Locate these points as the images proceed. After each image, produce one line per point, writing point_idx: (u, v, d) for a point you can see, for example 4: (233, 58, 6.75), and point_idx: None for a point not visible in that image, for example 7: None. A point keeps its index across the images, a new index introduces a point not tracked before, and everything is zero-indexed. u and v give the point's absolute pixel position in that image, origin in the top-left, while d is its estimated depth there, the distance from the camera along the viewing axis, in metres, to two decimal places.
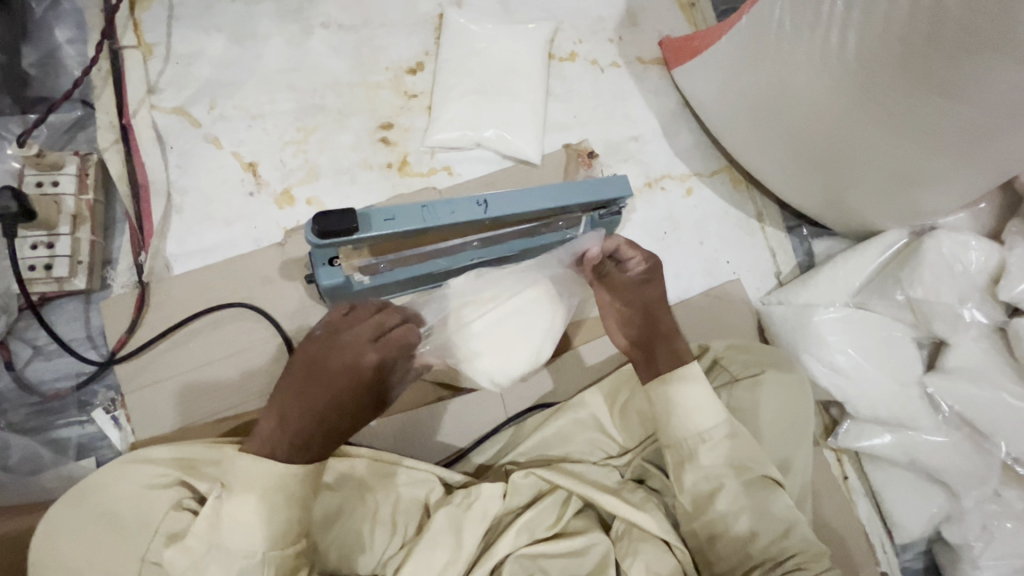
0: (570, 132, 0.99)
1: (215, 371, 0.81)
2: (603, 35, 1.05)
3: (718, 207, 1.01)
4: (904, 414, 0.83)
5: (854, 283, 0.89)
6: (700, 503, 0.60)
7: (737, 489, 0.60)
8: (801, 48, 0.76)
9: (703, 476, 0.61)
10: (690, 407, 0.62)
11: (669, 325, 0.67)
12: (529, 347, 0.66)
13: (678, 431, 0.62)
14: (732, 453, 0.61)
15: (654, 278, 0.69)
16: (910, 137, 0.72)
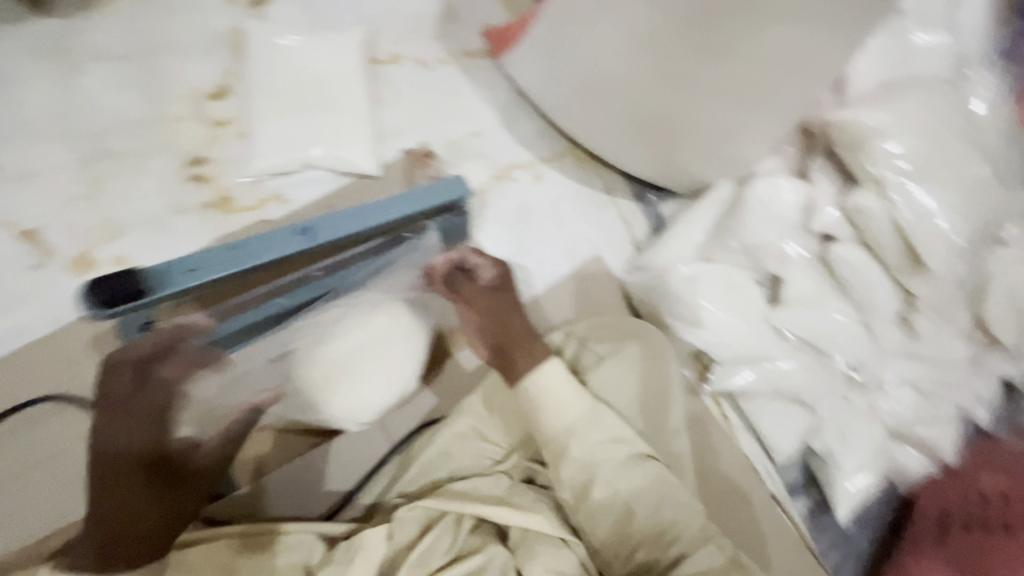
0: (405, 136, 0.95)
1: (41, 477, 0.71)
2: (424, 32, 1.02)
3: (568, 189, 1.03)
4: (757, 350, 0.92)
5: (696, 237, 0.96)
6: (583, 494, 0.61)
7: (612, 473, 0.61)
8: (601, 29, 0.80)
9: (577, 468, 0.62)
10: (553, 403, 0.64)
11: (523, 328, 0.69)
12: (392, 379, 0.73)
13: (546, 426, 0.64)
14: (600, 439, 0.63)
15: (505, 284, 0.71)
16: (710, 98, 0.79)
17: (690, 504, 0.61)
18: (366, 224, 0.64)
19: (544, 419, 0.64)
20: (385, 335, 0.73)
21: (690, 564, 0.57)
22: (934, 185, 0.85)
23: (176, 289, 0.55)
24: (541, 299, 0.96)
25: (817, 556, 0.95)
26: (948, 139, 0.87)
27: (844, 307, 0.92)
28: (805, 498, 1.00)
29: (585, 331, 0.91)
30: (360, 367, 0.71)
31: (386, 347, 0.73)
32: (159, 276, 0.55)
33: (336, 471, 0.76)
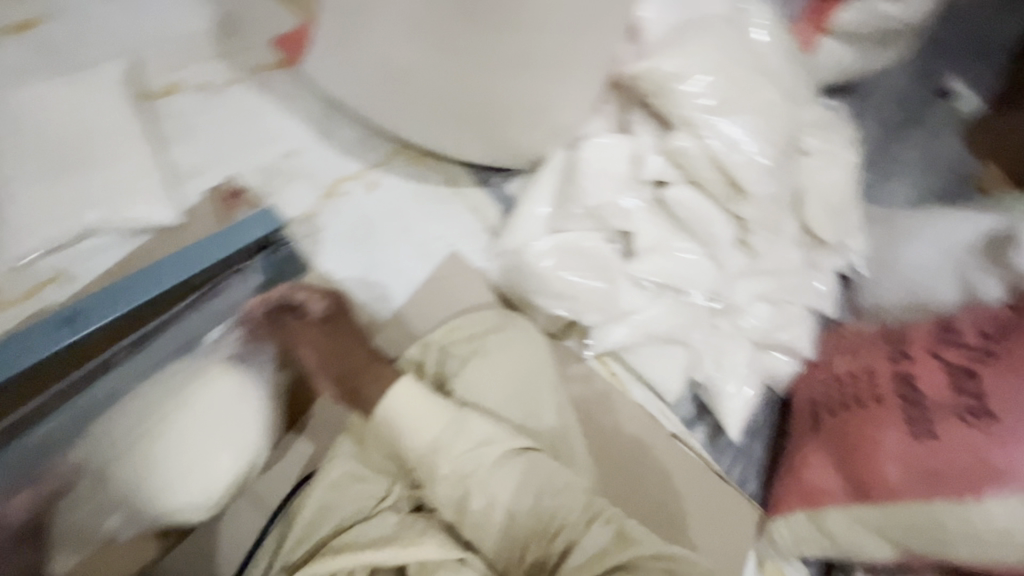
0: (206, 173, 0.86)
1: None
2: (202, 52, 0.91)
3: (406, 190, 0.98)
4: (621, 305, 0.95)
5: (544, 212, 0.96)
6: (462, 508, 0.60)
7: (486, 481, 0.59)
8: (381, 18, 0.75)
9: (450, 483, 0.60)
10: (409, 422, 0.61)
11: (364, 356, 0.70)
12: (235, 443, 0.65)
13: (410, 447, 0.61)
14: (466, 445, 0.60)
15: (337, 317, 0.74)
16: (508, 71, 0.77)
17: (571, 487, 0.61)
18: (155, 290, 0.57)
19: (406, 441, 0.62)
20: (222, 410, 0.65)
21: (578, 547, 0.57)
22: (735, 117, 0.91)
23: None
24: (406, 310, 0.92)
25: (722, 477, 1.05)
26: (737, 71, 0.93)
27: (690, 245, 0.98)
28: (702, 426, 1.07)
29: (443, 338, 0.84)
30: (193, 453, 0.63)
31: (226, 424, 0.65)
32: None
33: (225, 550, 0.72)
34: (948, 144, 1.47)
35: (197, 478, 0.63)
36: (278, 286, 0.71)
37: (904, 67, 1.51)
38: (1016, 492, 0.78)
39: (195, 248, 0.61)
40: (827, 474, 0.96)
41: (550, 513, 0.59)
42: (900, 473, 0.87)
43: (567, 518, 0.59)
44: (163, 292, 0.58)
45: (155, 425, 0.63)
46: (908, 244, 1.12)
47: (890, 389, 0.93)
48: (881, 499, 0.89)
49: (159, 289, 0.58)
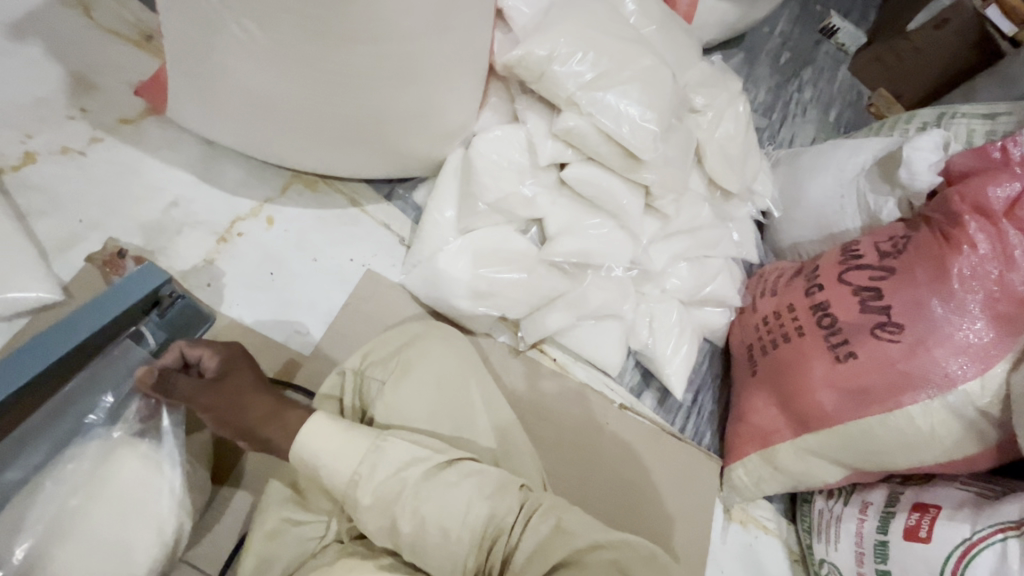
0: (87, 241, 0.84)
1: None
2: (58, 116, 0.88)
3: (308, 219, 0.96)
4: (545, 292, 0.95)
5: (451, 217, 0.96)
6: (394, 531, 0.63)
7: (415, 501, 0.63)
8: (231, 46, 0.71)
9: (378, 510, 0.63)
10: (325, 462, 0.64)
11: (264, 404, 0.65)
12: (140, 523, 0.64)
13: (335, 480, 0.64)
14: (385, 472, 0.64)
15: (235, 366, 0.66)
16: (378, 83, 0.75)
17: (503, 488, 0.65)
18: (27, 375, 0.59)
19: (329, 474, 0.64)
20: (133, 491, 0.65)
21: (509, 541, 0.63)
22: (620, 88, 0.91)
23: None
24: (330, 339, 0.91)
25: (677, 436, 1.08)
26: (619, 41, 0.92)
27: (600, 220, 0.99)
28: (650, 392, 1.11)
29: (359, 363, 0.80)
30: (114, 544, 0.62)
31: (142, 506, 0.65)
32: None
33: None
34: (833, 84, 1.56)
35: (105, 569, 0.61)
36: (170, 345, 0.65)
37: (786, 13, 1.58)
38: (933, 393, 0.84)
39: (73, 317, 0.64)
40: (771, 415, 0.99)
41: (478, 519, 0.63)
42: (832, 397, 0.91)
43: (499, 518, 0.63)
44: (47, 368, 0.61)
45: (65, 532, 0.61)
46: (812, 178, 1.16)
47: (809, 321, 0.97)
48: (822, 427, 0.93)
49: (44, 366, 0.60)
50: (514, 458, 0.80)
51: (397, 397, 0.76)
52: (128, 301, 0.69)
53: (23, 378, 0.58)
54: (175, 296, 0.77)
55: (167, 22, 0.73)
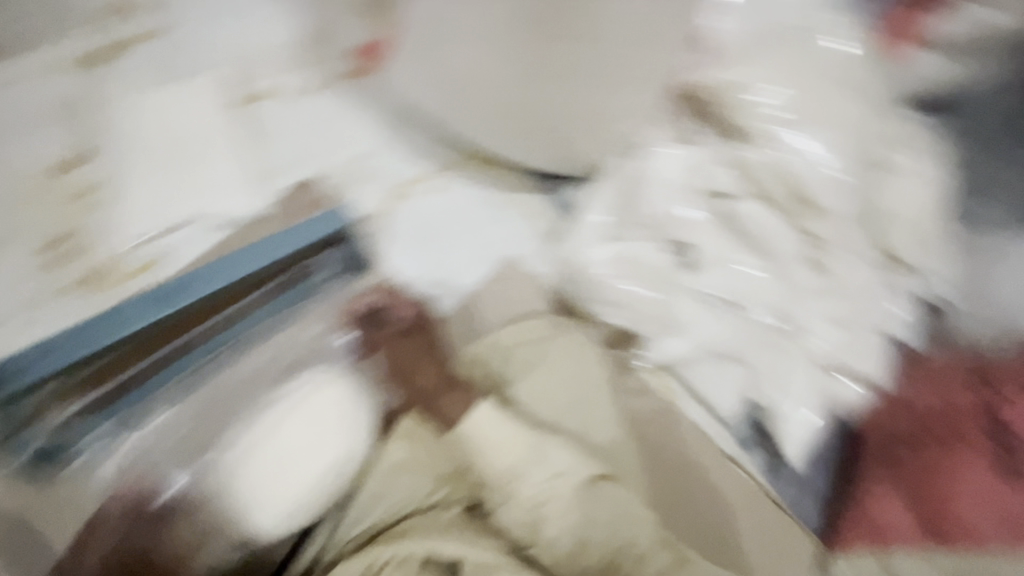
0: (289, 172, 0.96)
1: None
2: (293, 66, 1.04)
3: (470, 196, 1.03)
4: (677, 316, 0.94)
5: (607, 223, 0.97)
6: (534, 532, 0.70)
7: (563, 506, 0.70)
8: (472, 19, 0.89)
9: (526, 509, 0.71)
10: (489, 445, 0.75)
11: (435, 375, 0.82)
12: (332, 441, 0.73)
13: (494, 468, 0.74)
14: (547, 482, 0.72)
15: (415, 332, 0.87)
16: (570, 56, 0.87)
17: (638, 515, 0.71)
18: (246, 267, 0.79)
19: (489, 463, 0.74)
20: (329, 407, 0.76)
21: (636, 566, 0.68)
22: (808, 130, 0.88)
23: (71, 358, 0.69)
24: (463, 310, 0.95)
25: (781, 508, 0.89)
26: (823, 79, 0.88)
27: (756, 262, 0.94)
28: (759, 450, 0.92)
29: (507, 343, 0.90)
30: (294, 446, 0.72)
31: (317, 421, 0.74)
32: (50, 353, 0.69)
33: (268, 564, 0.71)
34: None
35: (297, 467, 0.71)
36: (372, 291, 0.90)
37: None
38: None
39: (284, 234, 0.83)
40: (898, 513, 0.84)
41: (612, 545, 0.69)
42: (989, 518, 0.79)
43: (636, 547, 0.69)
44: (258, 266, 0.80)
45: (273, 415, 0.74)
46: None
47: (978, 424, 0.81)
48: (969, 551, 0.79)
49: (261, 264, 0.80)
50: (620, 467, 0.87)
51: (537, 388, 0.87)
52: (320, 231, 0.86)
53: (242, 270, 0.79)
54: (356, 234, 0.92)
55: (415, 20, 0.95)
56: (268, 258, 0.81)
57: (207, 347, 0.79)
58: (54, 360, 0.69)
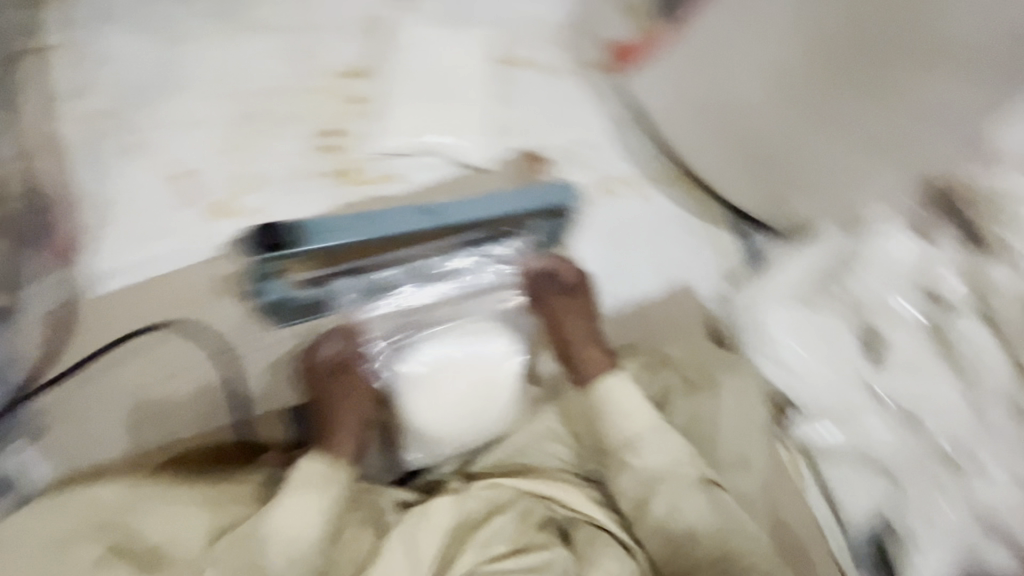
0: (522, 137, 0.97)
1: (86, 397, 0.73)
2: (552, 40, 1.04)
3: (670, 213, 1.01)
4: (848, 412, 0.86)
5: (795, 283, 0.91)
6: (642, 508, 0.69)
7: (675, 492, 0.69)
8: (765, 44, 0.83)
9: (637, 481, 0.70)
10: (613, 411, 0.74)
11: (584, 331, 0.81)
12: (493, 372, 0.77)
13: (614, 437, 0.74)
14: (659, 462, 0.71)
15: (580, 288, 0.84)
16: (833, 122, 0.78)
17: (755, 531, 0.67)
18: (469, 214, 0.79)
19: (613, 431, 0.74)
20: (493, 347, 0.77)
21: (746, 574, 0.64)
22: None
23: (317, 244, 0.71)
24: (627, 317, 0.97)
25: None
26: None
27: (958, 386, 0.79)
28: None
29: (672, 353, 0.91)
30: (455, 367, 0.76)
31: (471, 350, 0.77)
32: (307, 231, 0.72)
33: (403, 467, 0.77)
34: None
35: (459, 386, 0.75)
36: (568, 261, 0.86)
37: None
38: None
39: (512, 194, 0.82)
40: None
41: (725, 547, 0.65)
42: None
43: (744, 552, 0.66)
44: (482, 216, 0.80)
45: (443, 332, 0.78)
46: None
47: None
48: None
49: (482, 215, 0.79)
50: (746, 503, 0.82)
51: (689, 401, 0.86)
52: (542, 203, 0.82)
53: (467, 216, 0.78)
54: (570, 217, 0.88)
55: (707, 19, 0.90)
56: (493, 212, 0.80)
57: (408, 267, 0.81)
58: (336, 239, 0.72)
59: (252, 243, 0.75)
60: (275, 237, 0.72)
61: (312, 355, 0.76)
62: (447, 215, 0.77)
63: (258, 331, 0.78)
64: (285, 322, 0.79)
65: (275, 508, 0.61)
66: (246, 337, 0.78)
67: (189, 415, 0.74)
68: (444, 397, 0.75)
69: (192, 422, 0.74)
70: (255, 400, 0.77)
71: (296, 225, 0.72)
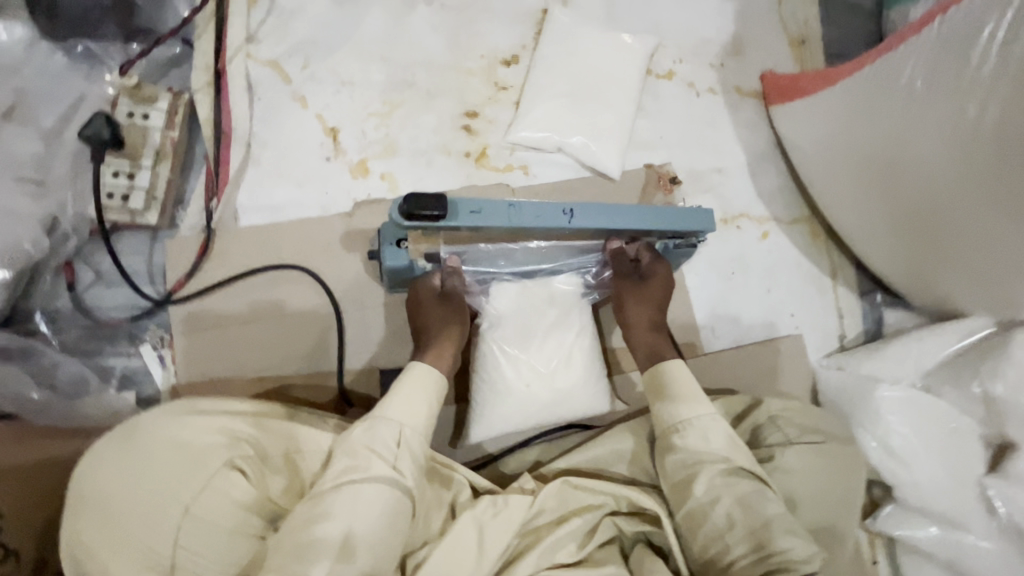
0: (654, 151, 0.95)
1: (214, 317, 0.77)
2: (705, 58, 1.00)
3: (792, 258, 0.96)
4: (952, 513, 0.78)
5: (927, 364, 0.83)
6: (682, 491, 0.64)
7: (739, 506, 0.61)
8: (970, 102, 0.66)
9: (682, 461, 0.65)
10: (670, 401, 0.69)
11: (658, 313, 0.77)
12: (582, 377, 0.74)
13: (663, 417, 0.68)
14: (704, 441, 0.65)
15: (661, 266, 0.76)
16: (1020, 234, 0.66)
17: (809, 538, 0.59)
18: (608, 225, 0.67)
19: (665, 412, 0.69)
20: (587, 348, 0.76)
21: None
22: None
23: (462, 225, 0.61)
24: (730, 353, 0.89)
25: None
26: None
27: None
28: None
29: (776, 407, 0.74)
30: (556, 362, 0.73)
31: (576, 349, 0.74)
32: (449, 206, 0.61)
33: (468, 445, 0.79)
34: None
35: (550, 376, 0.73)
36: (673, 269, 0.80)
37: None
38: None
39: (654, 210, 0.70)
40: None
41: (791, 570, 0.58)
42: None
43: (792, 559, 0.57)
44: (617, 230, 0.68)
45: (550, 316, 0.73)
46: None
47: None
48: None
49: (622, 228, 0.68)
50: (834, 550, 0.66)
51: (796, 467, 0.68)
52: (684, 228, 0.71)
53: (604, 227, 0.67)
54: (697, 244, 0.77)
55: (894, 52, 0.75)
56: (632, 228, 0.68)
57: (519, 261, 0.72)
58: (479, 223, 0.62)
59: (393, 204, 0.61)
60: (424, 209, 0.58)
61: (423, 286, 0.72)
62: (585, 219, 0.66)
63: (370, 291, 0.80)
64: (394, 289, 0.78)
65: (391, 402, 0.65)
66: (359, 295, 0.80)
67: (298, 354, 0.78)
68: (533, 387, 0.72)
69: (300, 361, 0.78)
70: (354, 354, 0.79)
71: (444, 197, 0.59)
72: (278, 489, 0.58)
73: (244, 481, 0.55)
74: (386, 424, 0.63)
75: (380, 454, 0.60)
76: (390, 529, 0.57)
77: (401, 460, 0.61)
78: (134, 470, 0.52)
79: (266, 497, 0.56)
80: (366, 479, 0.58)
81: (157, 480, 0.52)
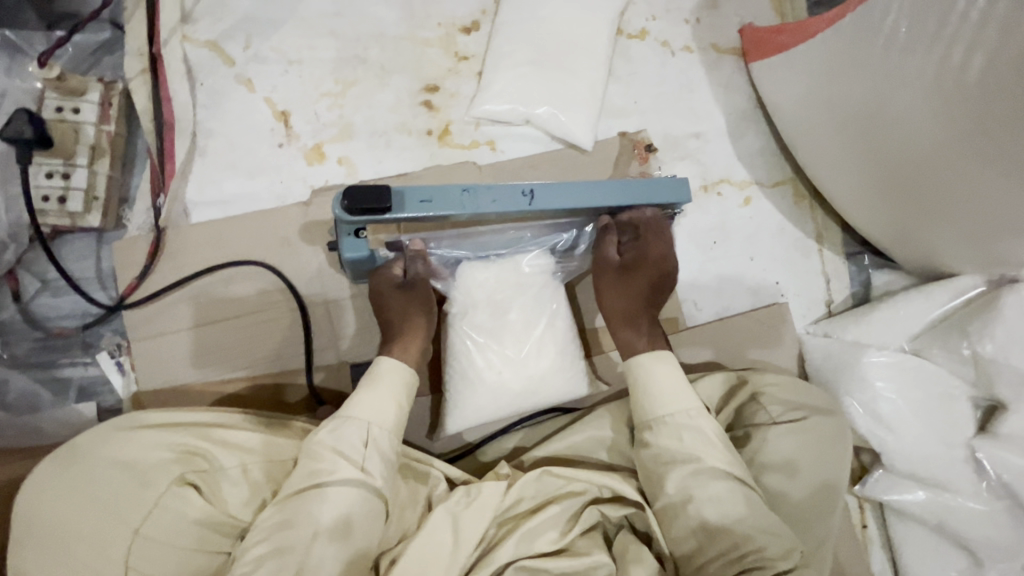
0: (628, 118, 0.90)
1: (167, 320, 0.73)
2: (679, 14, 0.93)
3: (776, 223, 0.92)
4: (940, 476, 0.77)
5: (914, 327, 0.80)
6: (658, 479, 0.63)
7: (717, 489, 0.60)
8: (955, 52, 0.61)
9: (656, 453, 0.64)
10: (651, 390, 0.66)
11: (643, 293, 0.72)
12: (558, 359, 0.71)
13: (643, 400, 0.66)
14: (682, 428, 0.63)
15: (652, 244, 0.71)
16: (1009, 190, 0.63)
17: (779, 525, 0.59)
18: (571, 204, 0.64)
19: (643, 395, 0.67)
20: (563, 331, 0.72)
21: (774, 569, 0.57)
22: None
23: (411, 215, 0.59)
24: (712, 329, 0.86)
25: None
26: None
27: None
28: None
29: (761, 384, 0.72)
30: (531, 345, 0.70)
31: (550, 330, 0.71)
32: (399, 197, 0.60)
33: (445, 437, 0.76)
34: None
35: (527, 361, 0.70)
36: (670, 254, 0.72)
37: None
38: None
39: (620, 183, 0.66)
40: None
41: (770, 563, 0.57)
42: None
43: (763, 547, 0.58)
44: (581, 208, 0.65)
45: (522, 298, 0.70)
46: None
47: None
48: None
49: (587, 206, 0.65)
50: (815, 524, 0.65)
51: (781, 445, 0.67)
52: (653, 201, 0.67)
53: (566, 205, 0.64)
54: (672, 215, 0.74)
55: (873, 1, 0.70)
56: (598, 204, 0.65)
57: (488, 245, 0.70)
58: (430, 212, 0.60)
59: (335, 201, 0.59)
60: (368, 201, 0.57)
61: (384, 276, 0.68)
62: (545, 199, 0.63)
63: (333, 283, 0.77)
64: (360, 283, 0.76)
65: (358, 401, 0.60)
66: (323, 289, 0.76)
67: (260, 354, 0.74)
68: (508, 376, 0.69)
69: (265, 361, 0.75)
70: (322, 350, 0.75)
71: (384, 188, 0.57)
72: (237, 503, 0.56)
73: (198, 496, 0.54)
74: (353, 423, 0.59)
75: (347, 456, 0.57)
76: (355, 533, 0.54)
77: (369, 462, 0.57)
78: (83, 491, 0.52)
79: (223, 513, 0.55)
80: (332, 483, 0.55)
81: (104, 499, 0.52)
